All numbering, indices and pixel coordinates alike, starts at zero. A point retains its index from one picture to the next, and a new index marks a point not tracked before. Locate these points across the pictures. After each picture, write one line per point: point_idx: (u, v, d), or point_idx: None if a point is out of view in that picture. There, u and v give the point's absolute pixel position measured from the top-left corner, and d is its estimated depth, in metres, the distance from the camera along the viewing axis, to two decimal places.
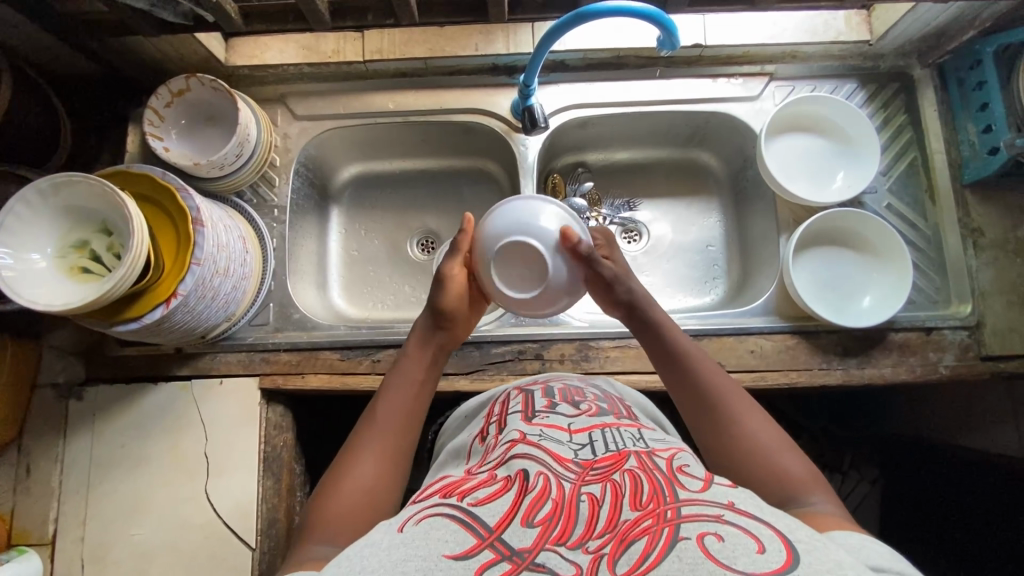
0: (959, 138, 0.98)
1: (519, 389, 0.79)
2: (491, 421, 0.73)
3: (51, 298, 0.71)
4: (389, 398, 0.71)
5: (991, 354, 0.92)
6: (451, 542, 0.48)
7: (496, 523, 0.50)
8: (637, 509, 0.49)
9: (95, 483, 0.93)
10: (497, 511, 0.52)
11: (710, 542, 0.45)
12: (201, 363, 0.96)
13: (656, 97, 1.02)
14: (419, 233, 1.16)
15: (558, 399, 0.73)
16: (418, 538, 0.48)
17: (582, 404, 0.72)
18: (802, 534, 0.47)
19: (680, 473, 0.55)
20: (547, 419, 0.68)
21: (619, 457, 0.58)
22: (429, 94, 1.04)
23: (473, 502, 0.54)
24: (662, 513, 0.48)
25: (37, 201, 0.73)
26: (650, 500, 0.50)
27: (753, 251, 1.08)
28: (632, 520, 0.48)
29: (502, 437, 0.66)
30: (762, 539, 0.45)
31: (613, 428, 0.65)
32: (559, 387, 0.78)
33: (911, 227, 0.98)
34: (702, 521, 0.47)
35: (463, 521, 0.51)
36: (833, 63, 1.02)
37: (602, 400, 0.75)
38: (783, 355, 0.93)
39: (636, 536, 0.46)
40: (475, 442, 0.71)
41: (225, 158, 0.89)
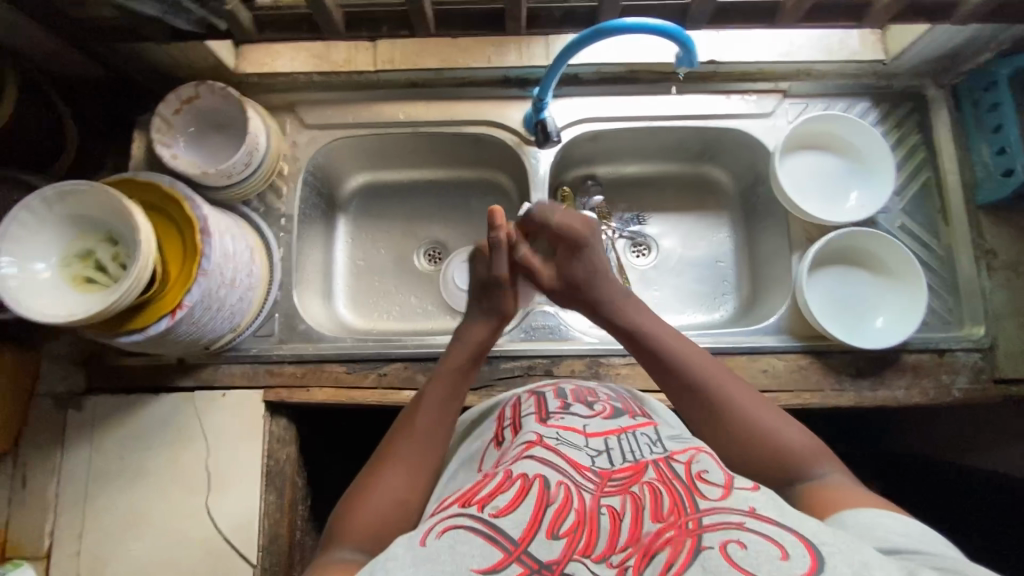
0: (971, 159, 0.98)
1: (529, 390, 0.75)
2: (505, 425, 0.70)
3: (55, 309, 0.69)
4: (431, 407, 0.71)
5: (1004, 377, 0.91)
6: (478, 556, 0.46)
7: (521, 535, 0.48)
8: (659, 521, 0.48)
9: (93, 496, 0.91)
10: (520, 521, 0.49)
11: (734, 551, 0.44)
12: (204, 374, 0.94)
13: (669, 112, 1.02)
14: (426, 244, 1.15)
15: (571, 399, 0.70)
16: (442, 553, 0.46)
17: (596, 404, 0.69)
18: (827, 536, 0.45)
19: (699, 480, 0.53)
20: (563, 420, 0.65)
21: (638, 468, 0.56)
22: (441, 105, 1.02)
23: (493, 511, 0.51)
24: (683, 524, 0.47)
25: (42, 209, 0.71)
26: (671, 511, 0.49)
27: (763, 267, 1.08)
28: (655, 532, 0.47)
29: (517, 438, 0.64)
30: (785, 546, 0.44)
31: (630, 433, 0.63)
32: (571, 386, 0.73)
33: (924, 248, 0.97)
34: (725, 530, 0.46)
35: (486, 533, 0.48)
36: (847, 82, 1.02)
37: (616, 399, 0.72)
38: (795, 375, 0.92)
39: (660, 548, 0.46)
40: (490, 446, 0.68)
41: (234, 167, 0.88)
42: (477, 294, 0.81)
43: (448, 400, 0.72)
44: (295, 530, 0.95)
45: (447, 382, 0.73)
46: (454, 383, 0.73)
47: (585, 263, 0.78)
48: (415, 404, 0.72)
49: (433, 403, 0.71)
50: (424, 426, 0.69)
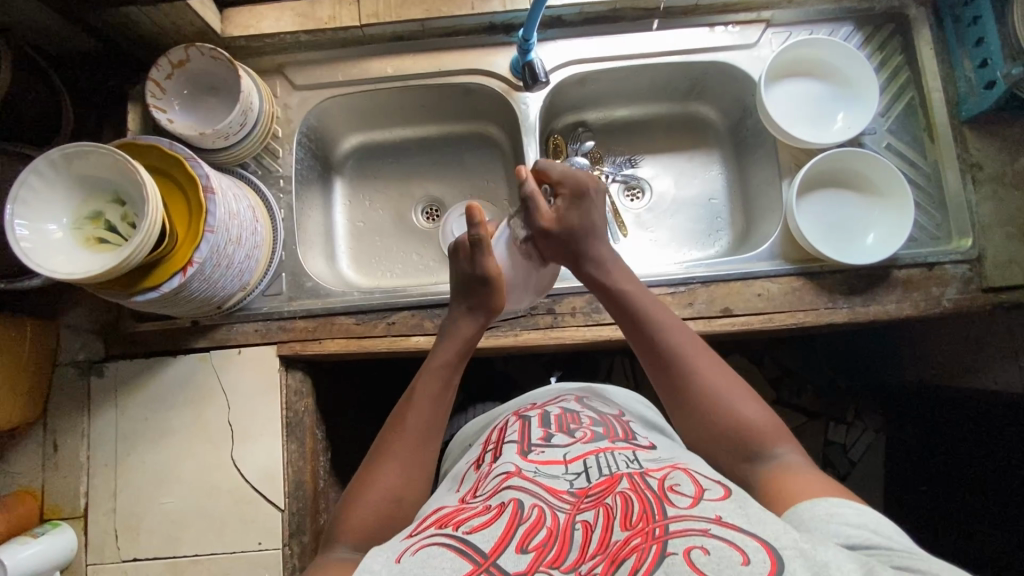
0: (955, 75, 0.99)
1: (517, 416, 0.80)
2: (489, 448, 0.75)
3: (70, 268, 0.72)
4: (422, 403, 0.73)
5: (992, 286, 0.94)
6: (449, 569, 0.51)
7: (491, 549, 0.53)
8: (628, 529, 0.52)
9: (122, 457, 0.95)
10: (491, 537, 0.54)
11: (696, 556, 0.48)
12: (219, 335, 0.97)
13: (654, 49, 1.02)
14: (423, 201, 1.17)
15: (554, 428, 0.73)
16: (417, 567, 0.52)
17: (578, 432, 0.71)
18: (788, 540, 0.49)
19: (670, 491, 0.57)
20: (543, 452, 0.68)
21: (612, 480, 0.60)
22: (428, 57, 1.03)
23: (466, 530, 0.56)
24: (651, 530, 0.51)
25: (50, 172, 0.73)
26: (640, 519, 0.53)
27: (755, 200, 1.10)
28: (623, 540, 0.51)
29: (497, 467, 0.67)
30: (747, 551, 0.48)
31: (608, 452, 0.66)
32: (555, 412, 0.77)
33: (910, 165, 1.00)
34: (689, 536, 0.50)
35: (458, 549, 0.53)
36: (829, 7, 1.02)
37: (598, 424, 0.74)
38: (789, 296, 0.95)
39: (626, 555, 0.50)
40: (471, 468, 0.73)
41: (229, 127, 0.90)
42: (463, 288, 0.81)
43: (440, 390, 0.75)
44: (319, 479, 0.99)
45: (438, 377, 0.75)
46: (445, 376, 0.76)
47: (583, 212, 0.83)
48: (408, 399, 0.74)
49: (426, 397, 0.74)
50: (415, 424, 0.71)
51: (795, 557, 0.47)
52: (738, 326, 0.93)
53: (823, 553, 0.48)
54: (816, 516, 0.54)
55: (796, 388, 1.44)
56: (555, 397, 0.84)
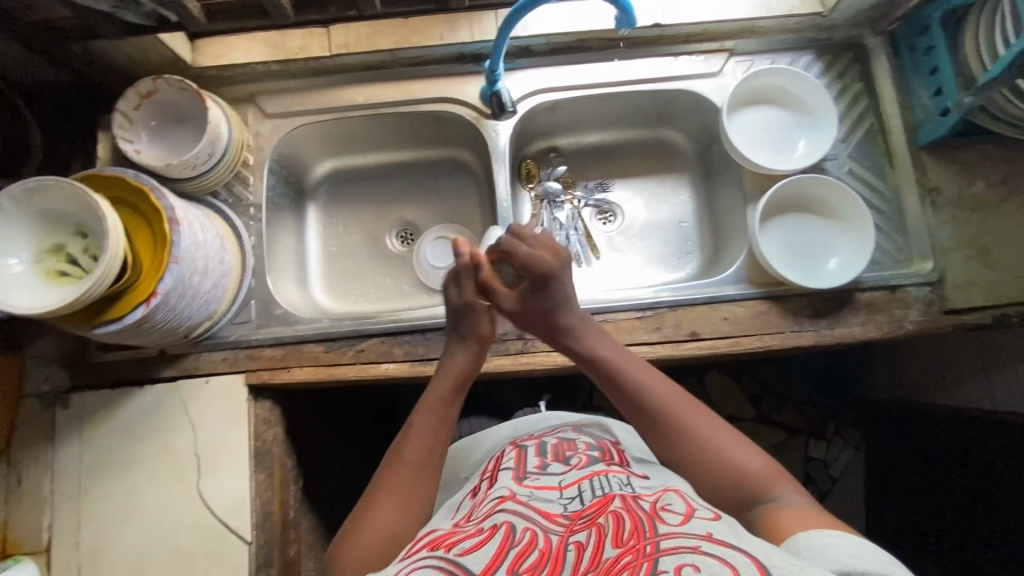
0: (912, 102, 1.02)
1: (512, 446, 0.80)
2: (484, 477, 0.75)
3: (31, 302, 0.72)
4: (422, 435, 0.73)
5: (954, 307, 0.96)
6: None
7: (482, 569, 0.52)
8: (619, 547, 0.52)
9: (87, 489, 0.93)
10: (483, 558, 0.54)
11: (688, 574, 0.47)
12: (187, 363, 0.97)
13: (621, 77, 1.05)
14: (397, 225, 1.18)
15: (549, 456, 0.73)
16: None
17: (573, 459, 0.72)
18: (777, 559, 0.50)
19: (662, 509, 0.57)
20: (538, 479, 0.68)
21: (604, 501, 0.60)
22: (398, 85, 1.05)
23: (458, 552, 0.55)
24: (642, 548, 0.51)
25: (11, 207, 0.73)
26: (632, 536, 0.53)
27: (723, 223, 1.11)
28: (615, 557, 0.51)
29: (491, 492, 0.67)
30: (737, 566, 0.48)
31: (602, 475, 0.66)
32: (551, 441, 0.78)
33: (871, 191, 1.02)
34: (680, 553, 0.49)
35: (450, 571, 0.52)
36: (789, 37, 1.05)
37: (594, 450, 0.75)
38: (756, 320, 0.96)
39: (618, 572, 0.49)
40: (467, 497, 0.72)
41: (197, 157, 0.90)
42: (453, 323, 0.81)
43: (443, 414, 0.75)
44: (288, 509, 0.98)
45: (433, 412, 0.74)
46: (440, 410, 0.75)
47: (546, 298, 0.78)
48: (405, 434, 0.74)
49: (427, 429, 0.73)
50: (415, 458, 0.71)
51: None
52: (705, 350, 0.94)
53: (808, 572, 0.48)
54: (814, 546, 0.54)
55: (778, 405, 1.44)
56: (553, 429, 0.85)
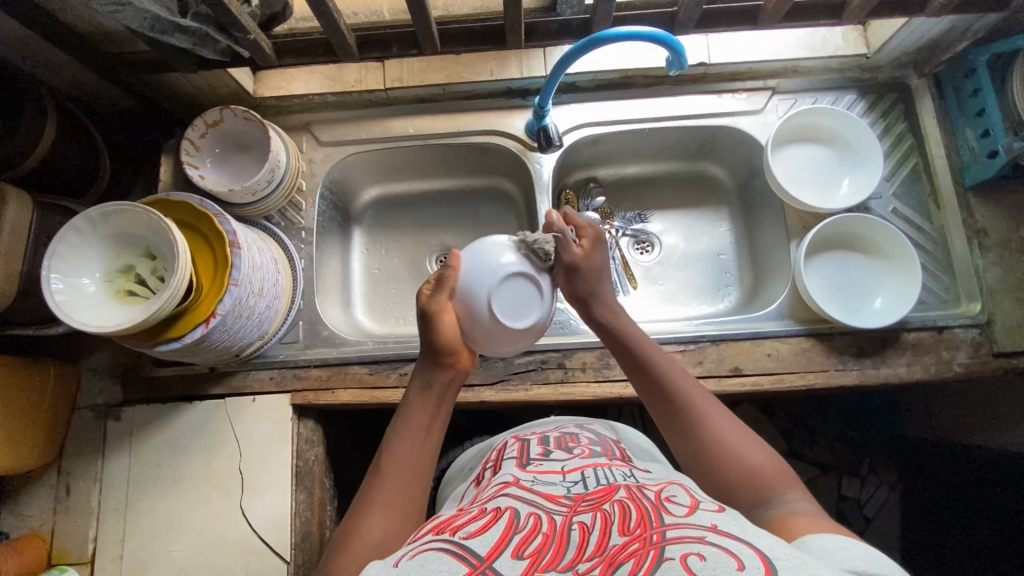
0: (958, 143, 1.02)
1: (518, 438, 0.82)
2: (488, 467, 0.77)
3: (103, 320, 0.75)
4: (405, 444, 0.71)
5: (1003, 350, 0.94)
6: (445, 572, 0.49)
7: (487, 553, 0.51)
8: (625, 534, 0.51)
9: (133, 502, 0.95)
10: (487, 541, 0.53)
11: (693, 561, 0.46)
12: (234, 382, 0.99)
13: (664, 113, 1.07)
14: (438, 250, 1.20)
15: (552, 446, 0.76)
16: (414, 570, 0.50)
17: (575, 449, 0.75)
18: (783, 552, 0.48)
19: (667, 501, 0.57)
20: (541, 465, 0.70)
21: (609, 489, 0.61)
22: (447, 117, 1.08)
23: (463, 535, 0.55)
24: (648, 536, 0.50)
25: (87, 228, 0.77)
26: (637, 525, 0.52)
27: (763, 258, 1.12)
28: (620, 544, 0.50)
29: (495, 479, 0.70)
30: (742, 558, 0.46)
31: (604, 466, 0.68)
32: (554, 435, 0.80)
33: (916, 230, 1.01)
34: (685, 542, 0.49)
35: (455, 552, 0.52)
36: (833, 77, 1.06)
37: (596, 443, 0.77)
38: (799, 357, 0.95)
39: (624, 559, 0.48)
40: (471, 486, 0.75)
41: (258, 184, 0.94)
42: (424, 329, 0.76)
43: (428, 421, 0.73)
44: (326, 529, 0.99)
45: (418, 418, 0.73)
46: (424, 417, 0.74)
47: (584, 281, 0.80)
48: (389, 443, 0.71)
49: (413, 437, 0.72)
50: (402, 464, 0.69)
51: (790, 568, 0.45)
52: (748, 387, 0.94)
53: (816, 568, 0.46)
54: (823, 547, 0.51)
55: (809, 439, 1.38)
56: (555, 426, 0.86)
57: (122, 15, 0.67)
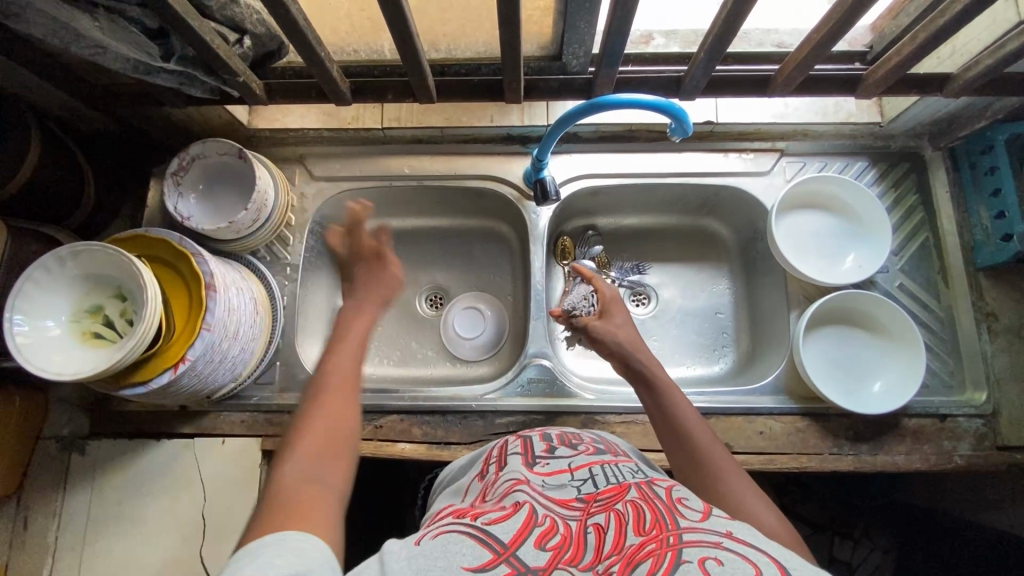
0: (971, 221, 0.97)
1: (515, 435, 0.72)
2: (489, 462, 0.67)
3: (65, 366, 0.72)
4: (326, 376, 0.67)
5: (1007, 444, 0.90)
6: (469, 555, 0.44)
7: (510, 540, 0.46)
8: (641, 534, 0.45)
9: (91, 541, 0.91)
10: (509, 529, 0.48)
11: (712, 566, 0.41)
12: (204, 423, 0.99)
13: (667, 170, 1.04)
14: (428, 289, 1.17)
15: (556, 441, 0.67)
16: (436, 551, 0.45)
17: (580, 445, 0.67)
18: (796, 563, 0.43)
19: (680, 503, 0.51)
20: (548, 462, 0.62)
21: (620, 488, 0.54)
22: (445, 160, 1.06)
23: (485, 521, 0.49)
24: (665, 538, 0.45)
25: (56, 267, 0.74)
26: (653, 526, 0.46)
27: (763, 323, 1.08)
28: (637, 544, 0.44)
29: (501, 476, 0.60)
30: (760, 565, 0.41)
31: (612, 464, 0.61)
32: (555, 431, 0.71)
33: (923, 308, 0.97)
34: (703, 547, 0.43)
35: (477, 537, 0.47)
36: (845, 142, 1.03)
37: (600, 442, 0.69)
38: (792, 437, 0.91)
39: (641, 559, 0.43)
40: (474, 480, 0.65)
41: (242, 223, 0.91)
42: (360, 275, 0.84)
43: (347, 343, 0.71)
44: None
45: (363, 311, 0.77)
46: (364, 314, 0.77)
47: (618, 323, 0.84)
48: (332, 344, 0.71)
49: (342, 363, 0.68)
50: (343, 360, 0.68)
51: None
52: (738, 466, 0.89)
53: None
54: None
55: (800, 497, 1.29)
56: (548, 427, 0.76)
57: (103, 58, 0.67)
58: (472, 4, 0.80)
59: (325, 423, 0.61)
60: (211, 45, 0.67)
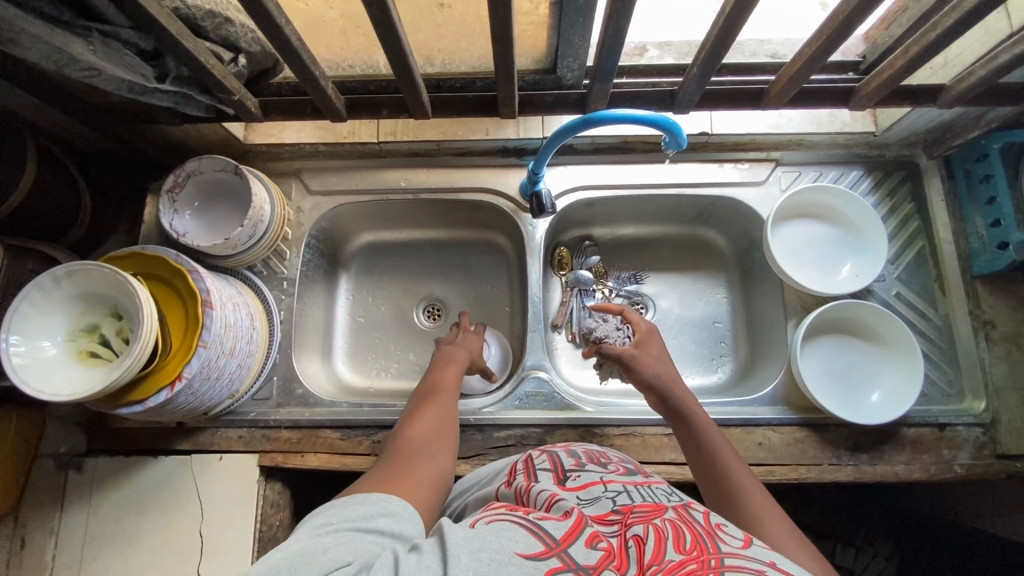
0: (966, 229, 0.98)
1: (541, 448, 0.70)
2: (519, 469, 0.66)
3: (60, 387, 0.72)
4: (435, 385, 0.82)
5: (1007, 453, 0.90)
6: (521, 542, 0.45)
7: (562, 536, 0.46)
8: (683, 552, 0.45)
9: (88, 560, 0.91)
10: (561, 526, 0.48)
11: None
12: (202, 438, 0.96)
13: (662, 181, 1.04)
14: (425, 300, 1.17)
15: (587, 458, 0.66)
16: (490, 535, 0.46)
17: (610, 464, 0.65)
18: None
19: (720, 529, 0.50)
20: (582, 477, 0.60)
21: (658, 507, 0.53)
22: (440, 172, 1.06)
23: (536, 516, 0.50)
24: (706, 560, 0.44)
25: (51, 287, 0.74)
26: (694, 547, 0.45)
27: (760, 332, 1.08)
28: (678, 561, 0.44)
29: (535, 485, 0.59)
30: None
31: (645, 484, 0.60)
32: (585, 447, 0.70)
33: (920, 317, 0.97)
34: (746, 573, 0.43)
35: (528, 528, 0.47)
36: (839, 151, 1.03)
37: (628, 462, 0.68)
38: (791, 448, 0.91)
39: None
40: (502, 488, 0.64)
41: (238, 239, 0.91)
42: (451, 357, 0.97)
43: (452, 364, 0.88)
44: None
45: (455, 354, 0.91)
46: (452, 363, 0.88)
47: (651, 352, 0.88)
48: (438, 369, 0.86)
49: (446, 375, 0.84)
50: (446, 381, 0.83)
51: None
52: None
53: None
54: None
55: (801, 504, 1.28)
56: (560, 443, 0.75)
57: (100, 80, 0.66)
58: (468, 20, 0.80)
59: (433, 416, 0.72)
60: (206, 65, 0.67)
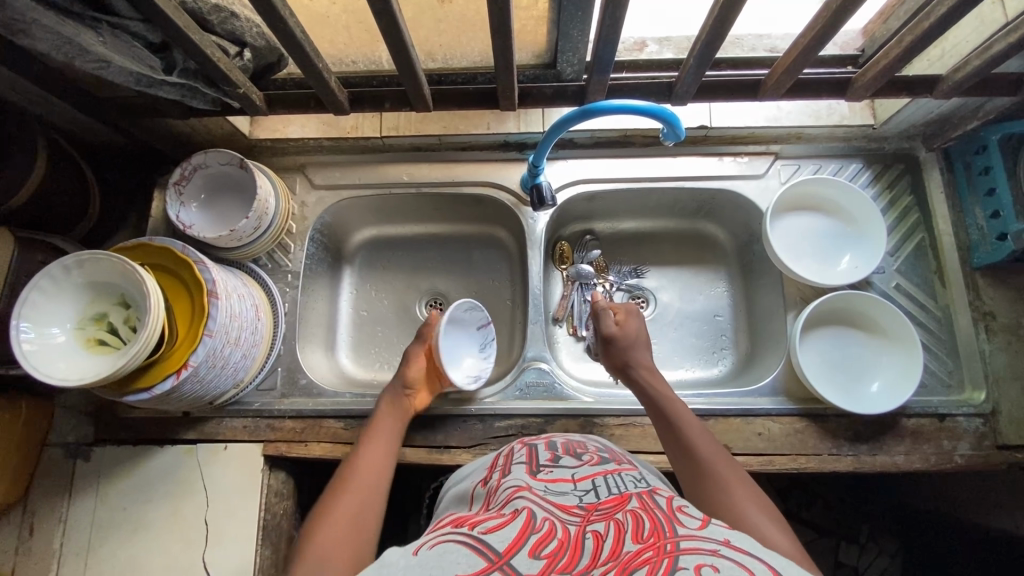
0: (966, 221, 0.98)
1: (521, 443, 0.72)
2: (494, 467, 0.67)
3: (70, 373, 0.73)
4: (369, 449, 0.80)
5: (1007, 443, 0.90)
6: (463, 564, 0.45)
7: (505, 548, 0.47)
8: (639, 542, 0.46)
9: (94, 547, 0.92)
10: (506, 537, 0.48)
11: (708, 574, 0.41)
12: (208, 428, 0.98)
13: (662, 174, 1.05)
14: (427, 294, 1.18)
15: (560, 451, 0.67)
16: (433, 561, 0.46)
17: (584, 455, 0.66)
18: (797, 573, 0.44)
19: (680, 511, 0.51)
20: (552, 472, 0.61)
21: (621, 499, 0.54)
22: (443, 167, 1.07)
23: (482, 529, 0.50)
24: (662, 545, 0.45)
25: (61, 275, 0.76)
26: (651, 534, 0.46)
27: (761, 325, 1.08)
28: (634, 551, 0.45)
29: (504, 482, 0.60)
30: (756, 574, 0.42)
31: (615, 474, 0.61)
32: (561, 440, 0.71)
33: (920, 308, 0.97)
34: (700, 554, 0.44)
35: (472, 547, 0.47)
36: (838, 145, 1.04)
37: (604, 451, 0.69)
38: (791, 438, 0.91)
39: (638, 566, 0.43)
40: (478, 486, 0.65)
41: (243, 231, 0.93)
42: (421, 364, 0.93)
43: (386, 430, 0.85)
44: None
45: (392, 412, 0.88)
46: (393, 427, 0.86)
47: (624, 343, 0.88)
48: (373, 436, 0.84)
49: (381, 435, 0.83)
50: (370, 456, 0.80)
51: None
52: None
53: None
54: None
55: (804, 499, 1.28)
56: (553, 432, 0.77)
57: (108, 72, 0.70)
58: (468, 16, 0.82)
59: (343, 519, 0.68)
60: (212, 58, 0.69)
